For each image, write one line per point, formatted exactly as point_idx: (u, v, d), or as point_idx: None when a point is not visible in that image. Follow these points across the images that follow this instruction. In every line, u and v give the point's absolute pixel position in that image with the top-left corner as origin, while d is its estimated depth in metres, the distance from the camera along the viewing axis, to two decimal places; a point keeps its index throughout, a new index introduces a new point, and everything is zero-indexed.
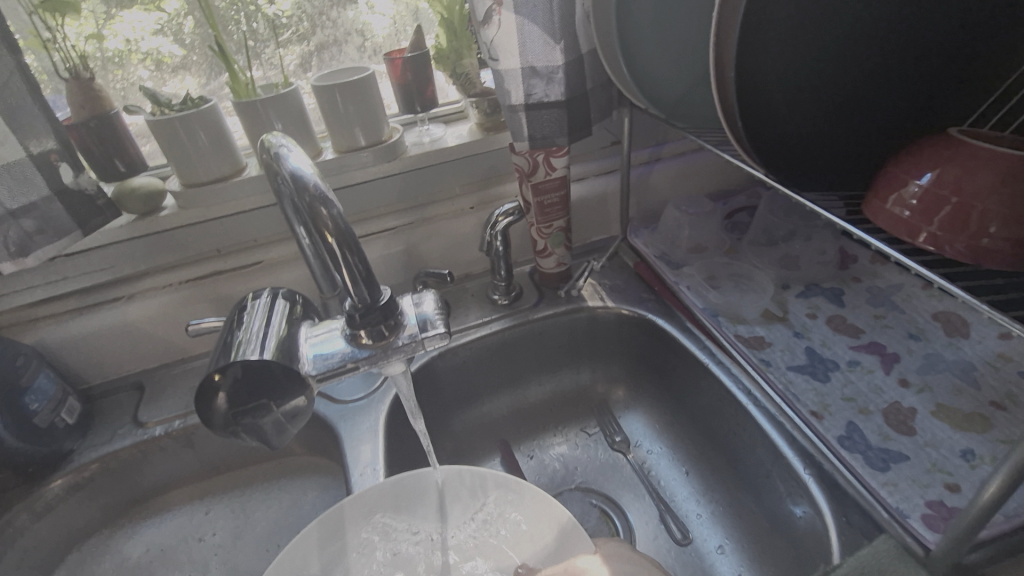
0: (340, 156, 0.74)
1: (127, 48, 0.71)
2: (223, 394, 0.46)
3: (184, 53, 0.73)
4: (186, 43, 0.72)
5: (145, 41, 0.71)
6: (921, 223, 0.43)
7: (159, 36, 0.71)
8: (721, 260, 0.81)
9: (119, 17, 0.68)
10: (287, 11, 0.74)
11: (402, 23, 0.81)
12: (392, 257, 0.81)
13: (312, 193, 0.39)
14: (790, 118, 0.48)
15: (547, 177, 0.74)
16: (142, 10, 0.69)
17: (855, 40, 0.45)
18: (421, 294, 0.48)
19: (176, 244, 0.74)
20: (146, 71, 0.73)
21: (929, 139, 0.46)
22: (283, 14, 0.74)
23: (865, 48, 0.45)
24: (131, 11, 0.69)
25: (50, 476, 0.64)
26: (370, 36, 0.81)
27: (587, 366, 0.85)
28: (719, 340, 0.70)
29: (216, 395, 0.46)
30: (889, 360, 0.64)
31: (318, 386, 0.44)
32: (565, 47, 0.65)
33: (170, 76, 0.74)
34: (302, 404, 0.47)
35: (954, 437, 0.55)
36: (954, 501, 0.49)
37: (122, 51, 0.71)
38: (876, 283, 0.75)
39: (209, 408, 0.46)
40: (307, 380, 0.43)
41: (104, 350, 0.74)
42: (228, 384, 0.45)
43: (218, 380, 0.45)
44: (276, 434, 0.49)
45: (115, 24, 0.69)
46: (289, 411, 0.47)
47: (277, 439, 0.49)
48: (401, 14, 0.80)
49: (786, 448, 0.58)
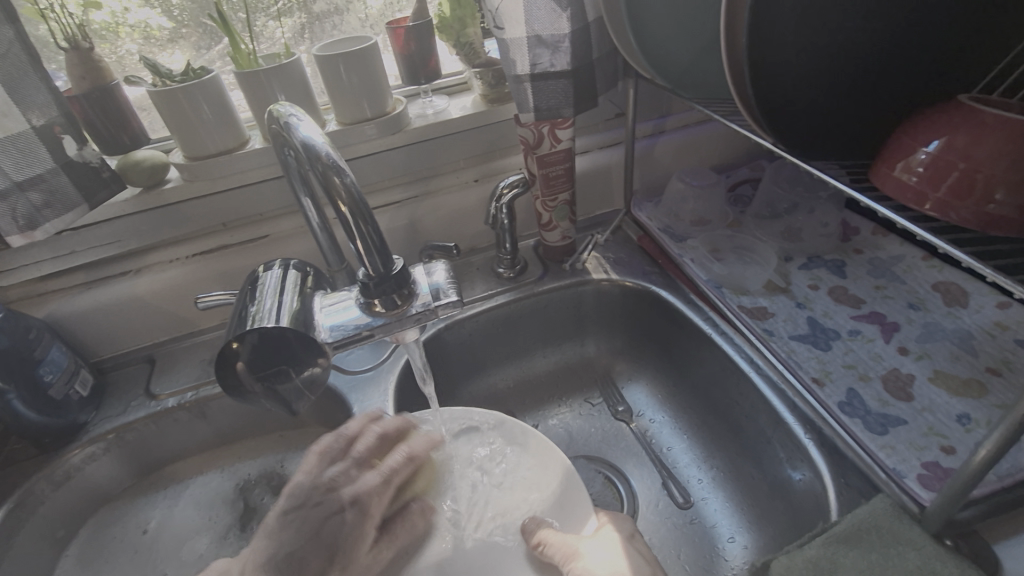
0: (344, 128, 0.74)
1: (113, 20, 0.69)
2: (243, 363, 0.46)
3: (172, 26, 0.72)
4: (174, 15, 0.71)
5: (131, 13, 0.69)
6: (928, 190, 0.44)
7: (145, 9, 0.70)
8: (725, 232, 0.82)
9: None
10: None
11: None
12: (397, 230, 0.81)
13: (324, 162, 0.40)
14: (800, 86, 0.47)
15: (553, 149, 0.74)
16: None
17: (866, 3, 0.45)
18: (432, 265, 0.48)
19: (180, 218, 0.73)
20: (134, 44, 0.72)
21: (937, 107, 0.46)
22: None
23: (876, 11, 0.45)
24: None
25: (67, 447, 0.66)
26: (366, 6, 0.79)
27: (591, 338, 0.86)
28: (722, 311, 0.71)
29: (234, 362, 0.46)
30: (889, 329, 0.66)
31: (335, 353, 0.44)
32: (571, 15, 0.65)
33: (160, 49, 0.73)
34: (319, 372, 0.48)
35: (951, 402, 0.56)
36: (949, 462, 0.51)
37: (109, 24, 0.69)
38: (878, 255, 0.76)
39: (228, 374, 0.46)
40: (324, 348, 0.44)
41: (113, 325, 0.74)
42: (246, 352, 0.46)
43: (236, 348, 0.46)
44: (294, 401, 0.49)
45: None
46: (307, 378, 0.48)
47: (296, 406, 0.50)
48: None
49: (787, 414, 0.60)
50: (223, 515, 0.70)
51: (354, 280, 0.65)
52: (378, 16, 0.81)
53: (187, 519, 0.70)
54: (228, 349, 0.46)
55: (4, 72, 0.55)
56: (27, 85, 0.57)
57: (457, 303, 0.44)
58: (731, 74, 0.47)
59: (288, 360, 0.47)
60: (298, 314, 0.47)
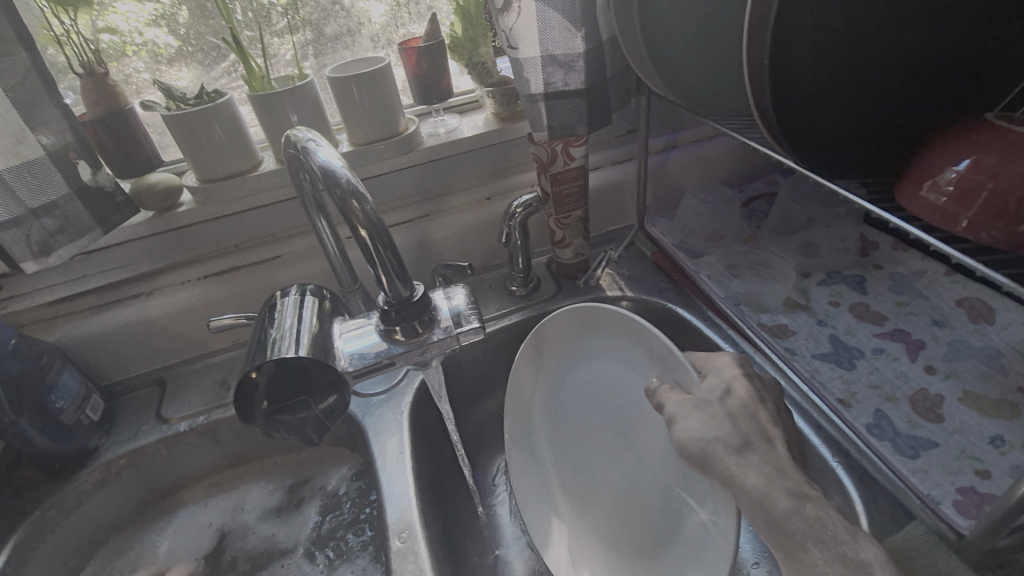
0: (358, 148, 0.74)
1: (121, 40, 0.69)
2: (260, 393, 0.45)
3: (179, 44, 0.72)
4: (180, 33, 0.71)
5: (141, 32, 0.69)
6: (959, 211, 0.43)
7: (154, 27, 0.70)
8: (741, 249, 0.80)
9: (113, 8, 0.67)
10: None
11: (399, 12, 0.79)
12: (409, 250, 0.81)
13: (343, 187, 0.39)
14: (827, 100, 0.46)
15: (567, 167, 0.74)
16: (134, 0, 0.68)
17: (895, 14, 0.44)
18: (451, 289, 0.48)
19: (195, 240, 0.73)
20: (142, 62, 0.71)
21: (966, 124, 0.45)
22: (278, 3, 0.72)
23: (904, 24, 0.44)
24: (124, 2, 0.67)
25: (78, 472, 0.65)
26: (371, 23, 0.79)
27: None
28: (742, 329, 0.70)
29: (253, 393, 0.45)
30: (914, 348, 0.64)
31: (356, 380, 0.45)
32: (586, 34, 0.64)
33: (166, 67, 0.72)
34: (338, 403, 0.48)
35: (982, 424, 0.55)
36: (986, 487, 0.49)
37: (117, 44, 0.69)
38: (898, 270, 0.74)
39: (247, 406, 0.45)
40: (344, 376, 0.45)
41: (123, 349, 0.74)
42: (265, 382, 0.45)
43: (256, 378, 0.44)
44: (311, 433, 0.49)
45: (109, 15, 0.67)
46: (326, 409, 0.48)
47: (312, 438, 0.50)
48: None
49: (812, 436, 0.58)
50: (235, 541, 0.68)
51: (368, 303, 0.63)
52: (381, 31, 0.80)
53: (197, 545, 0.68)
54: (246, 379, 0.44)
55: (20, 99, 0.55)
56: (42, 110, 0.57)
57: (477, 329, 0.45)
58: (752, 87, 0.47)
59: (310, 390, 0.47)
60: (318, 338, 0.45)
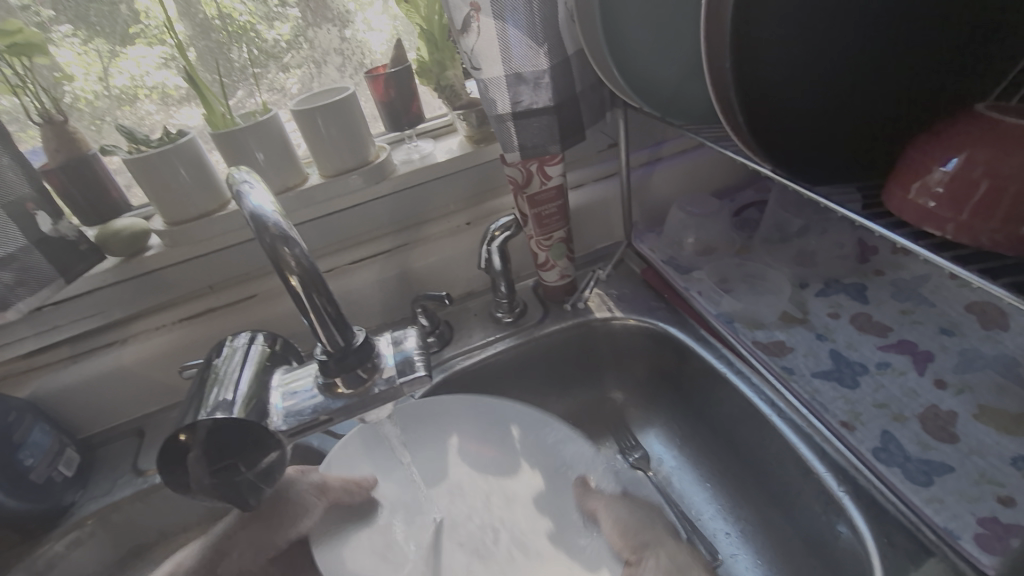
0: (327, 181, 0.72)
1: (133, 84, 0.70)
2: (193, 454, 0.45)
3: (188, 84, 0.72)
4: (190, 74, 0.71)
5: (149, 75, 0.70)
6: (950, 213, 0.39)
7: (164, 69, 0.70)
8: (732, 261, 0.77)
9: (123, 54, 0.68)
10: (287, 35, 0.74)
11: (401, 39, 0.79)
12: (387, 281, 0.78)
13: (272, 232, 0.38)
14: (794, 101, 0.43)
15: (543, 187, 0.71)
16: (145, 44, 0.68)
17: (860, 6, 0.41)
18: (402, 332, 0.47)
19: (164, 284, 0.71)
20: (153, 105, 0.72)
21: (952, 120, 0.41)
22: (283, 38, 0.74)
23: (871, 16, 0.41)
24: (135, 47, 0.68)
25: (50, 533, 0.62)
26: (371, 52, 0.79)
27: (606, 376, 0.81)
28: (737, 348, 0.66)
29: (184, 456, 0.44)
30: (922, 360, 0.60)
31: (289, 441, 0.44)
32: (550, 50, 0.62)
33: (177, 108, 0.73)
34: (275, 460, 0.47)
35: (1002, 442, 0.50)
36: (1011, 516, 0.45)
37: (130, 88, 0.70)
38: (900, 275, 0.70)
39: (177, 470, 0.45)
40: (279, 436, 0.43)
41: (97, 400, 0.72)
42: (197, 442, 0.44)
43: (186, 440, 0.44)
44: (248, 493, 0.49)
45: (121, 61, 0.68)
46: (261, 470, 0.48)
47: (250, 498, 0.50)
48: (397, 28, 0.78)
49: (817, 463, 0.54)
50: None
51: None
52: (381, 59, 0.80)
53: None
54: (176, 441, 0.44)
55: None
56: None
57: (424, 377, 0.43)
58: (715, 89, 0.43)
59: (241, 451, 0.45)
60: (262, 373, 0.48)
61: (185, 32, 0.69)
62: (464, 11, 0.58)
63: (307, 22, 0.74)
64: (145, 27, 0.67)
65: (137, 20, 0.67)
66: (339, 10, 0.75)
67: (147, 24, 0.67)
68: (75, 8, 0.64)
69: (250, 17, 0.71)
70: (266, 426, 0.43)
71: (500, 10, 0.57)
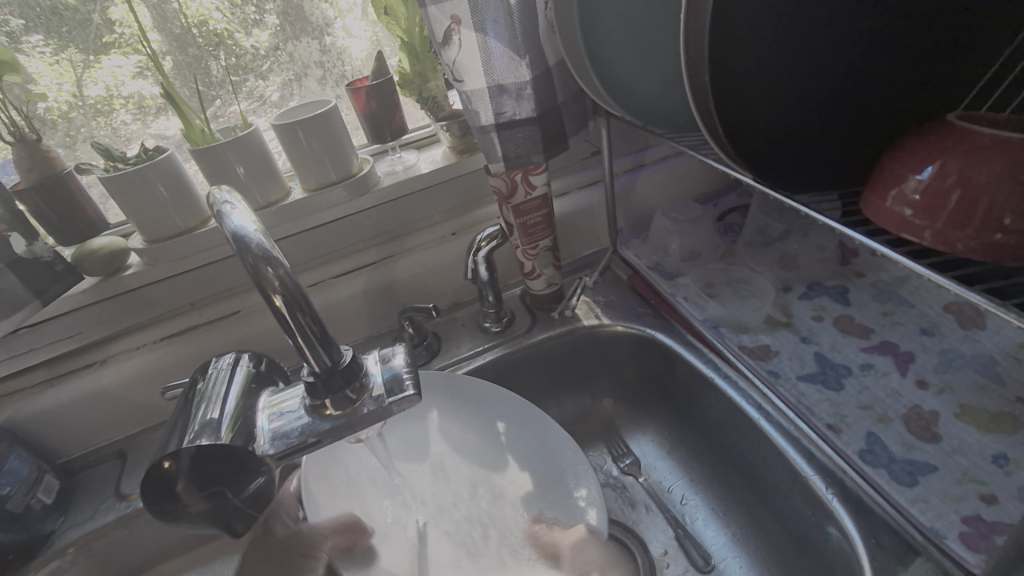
0: (309, 195, 0.71)
1: (107, 94, 0.69)
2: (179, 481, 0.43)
3: None
4: None
5: (125, 85, 0.69)
6: (925, 220, 0.39)
7: (139, 79, 0.69)
8: (717, 266, 0.78)
9: (98, 64, 0.67)
10: (265, 43, 0.73)
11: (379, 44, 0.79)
12: (373, 294, 0.78)
13: (255, 252, 0.37)
14: (777, 108, 0.44)
15: (528, 196, 0.71)
16: (119, 54, 0.67)
17: (842, 11, 0.41)
18: (391, 349, 0.47)
19: (145, 302, 0.70)
20: (128, 114, 0.70)
21: (926, 128, 0.42)
22: (261, 46, 0.73)
23: (853, 20, 0.42)
24: (109, 57, 0.67)
25: (28, 564, 0.60)
26: (351, 58, 0.78)
27: (602, 379, 0.80)
28: (723, 353, 0.66)
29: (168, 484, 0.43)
30: (904, 361, 0.61)
31: (277, 464, 0.43)
32: (532, 61, 0.62)
33: (154, 117, 0.72)
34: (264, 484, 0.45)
35: (983, 441, 0.51)
36: (994, 514, 0.45)
37: (103, 98, 0.69)
38: (881, 277, 0.72)
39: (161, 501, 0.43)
40: (264, 459, 0.42)
41: (79, 424, 0.70)
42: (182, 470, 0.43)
43: (169, 469, 0.43)
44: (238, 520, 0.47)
45: (95, 71, 0.67)
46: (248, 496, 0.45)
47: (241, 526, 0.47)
48: (376, 34, 0.78)
49: (805, 466, 0.54)
50: None
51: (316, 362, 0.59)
52: (362, 67, 0.80)
53: None
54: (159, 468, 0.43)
55: None
56: None
57: (412, 395, 0.42)
58: (695, 98, 0.44)
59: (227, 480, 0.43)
60: (249, 394, 0.48)
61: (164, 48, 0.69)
62: (445, 24, 0.58)
63: (287, 35, 0.73)
64: (120, 36, 0.66)
65: (111, 29, 0.66)
66: (319, 21, 0.74)
67: (122, 33, 0.66)
68: (47, 21, 0.64)
69: (226, 25, 0.70)
70: (252, 450, 0.42)
71: (482, 22, 0.57)
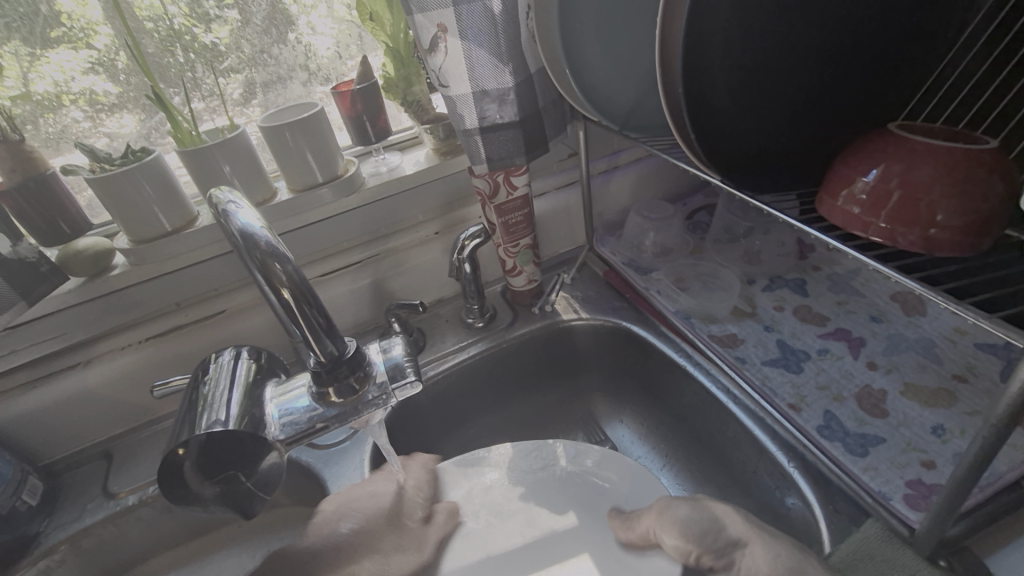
0: (296, 195, 0.72)
1: (56, 90, 0.68)
2: (190, 468, 0.47)
3: (118, 90, 0.71)
4: (120, 80, 0.71)
5: (75, 82, 0.69)
6: (871, 217, 0.44)
7: (91, 75, 0.69)
8: (687, 261, 0.83)
9: (44, 58, 0.66)
10: (225, 39, 0.73)
11: (345, 43, 0.80)
12: (360, 292, 0.80)
13: (264, 250, 0.39)
14: (743, 116, 0.48)
15: (510, 197, 0.74)
16: (69, 48, 0.67)
17: (799, 29, 0.46)
18: (389, 340, 0.51)
19: (130, 303, 0.70)
20: (80, 112, 0.70)
21: (872, 135, 0.47)
22: (221, 42, 0.73)
23: (806, 35, 0.46)
24: (57, 51, 0.67)
25: (15, 565, 0.60)
26: (317, 57, 0.80)
27: (584, 376, 0.84)
28: (694, 341, 0.71)
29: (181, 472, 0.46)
30: (856, 345, 0.67)
31: (288, 449, 0.46)
32: (514, 68, 0.65)
33: (107, 115, 0.72)
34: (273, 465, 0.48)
35: (924, 414, 0.57)
36: (932, 477, 0.51)
37: (52, 94, 0.68)
38: (835, 270, 0.78)
39: (176, 486, 0.46)
40: (275, 445, 0.46)
41: (64, 425, 0.70)
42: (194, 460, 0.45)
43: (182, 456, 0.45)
44: (250, 502, 0.49)
45: (42, 65, 0.66)
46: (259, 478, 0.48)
47: (253, 508, 0.50)
48: (342, 32, 0.80)
49: (770, 442, 0.59)
50: None
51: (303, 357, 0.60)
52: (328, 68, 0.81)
53: None
54: (172, 457, 0.46)
55: None
56: None
57: (415, 382, 0.47)
58: (669, 107, 0.48)
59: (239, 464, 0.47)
60: (252, 390, 0.50)
61: (145, 49, 0.69)
62: (431, 31, 0.60)
63: (271, 38, 0.75)
64: (69, 30, 0.66)
65: (59, 22, 0.65)
66: (285, 22, 0.75)
67: (70, 26, 0.66)
68: (27, 24, 0.64)
69: (184, 20, 0.70)
70: (263, 436, 0.45)
71: (465, 31, 0.60)
